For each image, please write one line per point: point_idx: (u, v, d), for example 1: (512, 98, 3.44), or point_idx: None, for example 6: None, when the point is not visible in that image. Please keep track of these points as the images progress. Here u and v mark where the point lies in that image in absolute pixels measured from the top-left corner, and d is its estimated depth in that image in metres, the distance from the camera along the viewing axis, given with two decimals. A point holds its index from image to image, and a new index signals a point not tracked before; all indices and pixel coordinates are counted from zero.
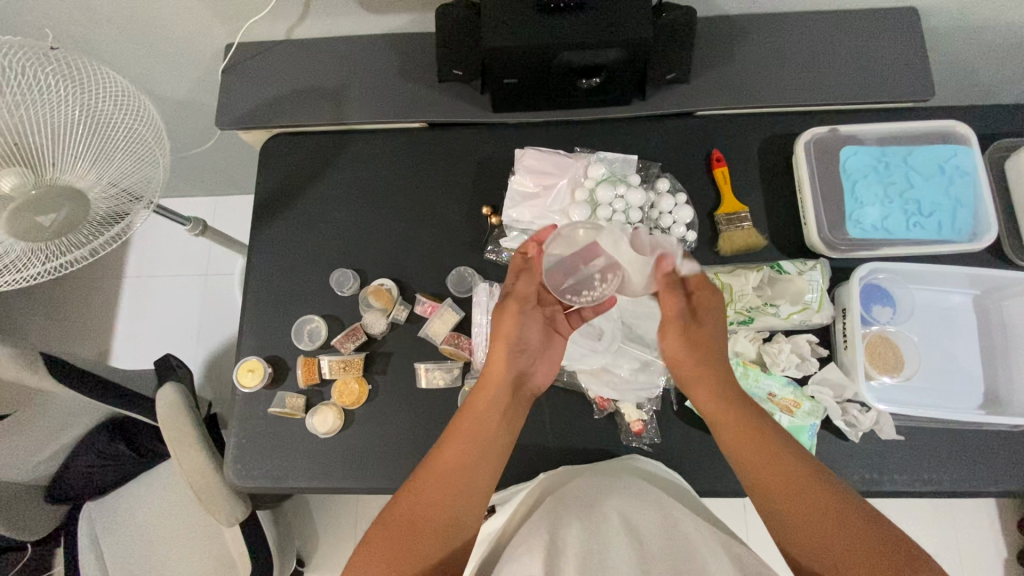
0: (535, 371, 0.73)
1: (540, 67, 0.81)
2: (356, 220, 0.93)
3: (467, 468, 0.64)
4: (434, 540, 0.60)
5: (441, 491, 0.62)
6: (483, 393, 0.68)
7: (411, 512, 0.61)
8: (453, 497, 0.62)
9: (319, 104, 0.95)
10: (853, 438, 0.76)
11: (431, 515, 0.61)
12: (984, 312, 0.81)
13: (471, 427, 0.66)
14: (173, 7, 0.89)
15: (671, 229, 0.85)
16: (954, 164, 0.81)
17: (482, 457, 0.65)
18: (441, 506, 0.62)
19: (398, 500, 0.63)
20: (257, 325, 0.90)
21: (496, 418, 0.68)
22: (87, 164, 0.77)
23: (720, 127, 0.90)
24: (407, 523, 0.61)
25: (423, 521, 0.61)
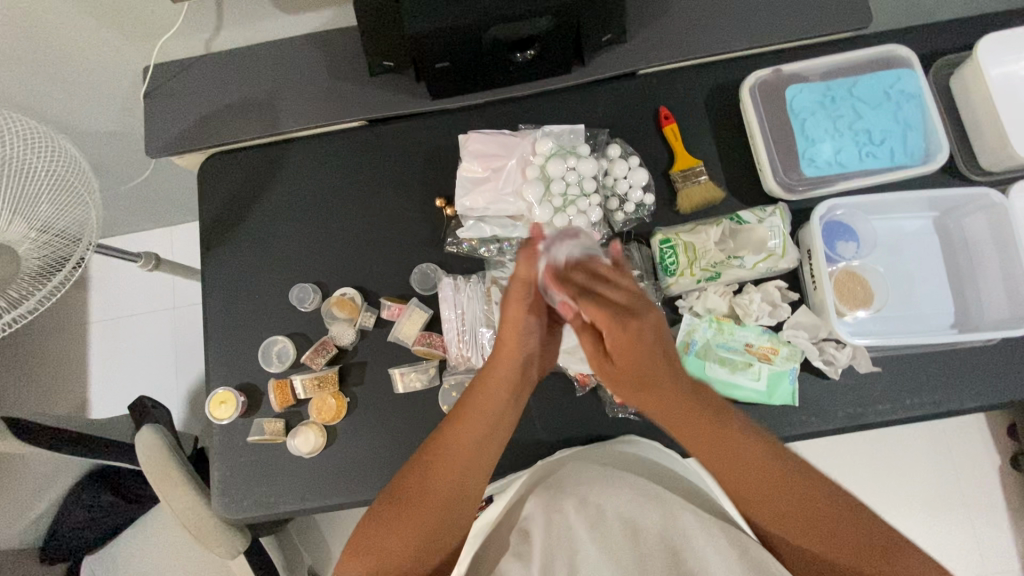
0: (544, 351, 0.73)
1: (470, 47, 0.78)
2: (310, 231, 0.90)
3: (476, 446, 0.66)
4: (437, 510, 0.64)
5: (447, 467, 0.65)
6: (495, 369, 0.68)
7: (415, 485, 0.64)
8: (457, 473, 0.65)
9: (253, 117, 0.92)
10: (833, 376, 0.76)
11: (437, 488, 0.64)
12: (946, 231, 0.81)
13: (485, 405, 0.67)
14: (78, 34, 0.84)
15: (628, 194, 0.83)
16: (899, 89, 0.80)
17: (491, 433, 0.67)
18: (446, 480, 0.65)
19: (407, 474, 0.66)
20: (223, 355, 0.87)
21: (508, 397, 0.68)
22: (14, 219, 0.73)
23: (663, 84, 0.89)
24: (413, 495, 0.64)
25: (427, 492, 0.64)
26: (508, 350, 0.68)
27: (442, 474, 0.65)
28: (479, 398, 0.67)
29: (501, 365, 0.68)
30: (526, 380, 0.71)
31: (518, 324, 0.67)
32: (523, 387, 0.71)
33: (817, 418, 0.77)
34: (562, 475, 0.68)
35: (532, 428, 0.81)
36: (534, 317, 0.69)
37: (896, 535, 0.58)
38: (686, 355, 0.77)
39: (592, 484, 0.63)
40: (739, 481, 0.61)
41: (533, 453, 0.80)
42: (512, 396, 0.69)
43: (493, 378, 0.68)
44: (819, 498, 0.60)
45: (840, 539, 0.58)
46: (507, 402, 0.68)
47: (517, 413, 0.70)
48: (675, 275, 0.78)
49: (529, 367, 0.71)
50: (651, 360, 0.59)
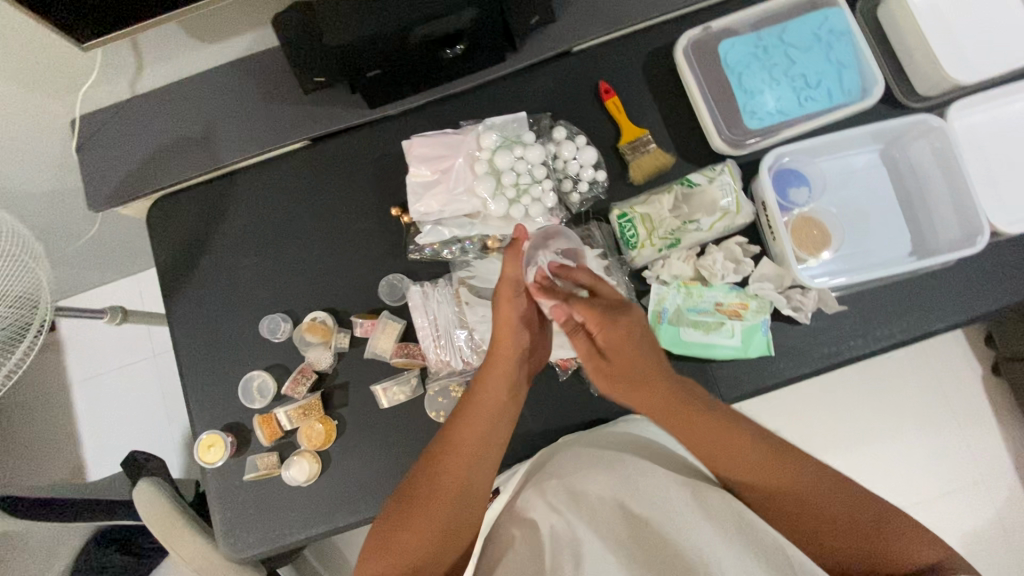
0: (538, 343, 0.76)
1: (398, 51, 0.77)
2: (270, 260, 0.89)
3: (483, 438, 0.68)
4: (449, 505, 0.65)
5: (455, 462, 0.67)
6: (493, 366, 0.71)
7: (425, 480, 0.66)
8: (466, 464, 0.67)
9: (193, 154, 0.89)
10: (803, 321, 0.78)
11: (449, 481, 0.66)
12: (893, 162, 0.83)
13: (486, 397, 0.70)
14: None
15: (580, 174, 0.83)
16: (827, 29, 0.81)
17: (494, 426, 0.70)
18: (455, 472, 0.66)
19: (416, 475, 0.67)
20: (204, 399, 0.86)
21: (510, 390, 0.71)
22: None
23: (599, 58, 0.88)
24: (420, 495, 0.65)
25: (439, 486, 0.65)
26: (505, 344, 0.71)
27: (451, 467, 0.66)
28: (482, 394, 0.70)
29: (500, 358, 0.71)
30: (521, 373, 0.74)
31: (511, 319, 0.71)
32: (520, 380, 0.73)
33: (795, 363, 0.79)
34: (558, 463, 0.70)
35: (522, 419, 0.82)
36: (522, 314, 0.73)
37: (897, 519, 0.59)
38: (659, 324, 0.78)
39: (581, 472, 0.66)
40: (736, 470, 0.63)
41: (528, 443, 0.81)
42: (510, 393, 0.71)
43: (494, 370, 0.71)
44: (816, 487, 0.61)
45: (838, 523, 0.59)
46: (506, 397, 0.71)
47: (518, 404, 0.73)
48: (637, 248, 0.78)
49: (523, 362, 0.74)
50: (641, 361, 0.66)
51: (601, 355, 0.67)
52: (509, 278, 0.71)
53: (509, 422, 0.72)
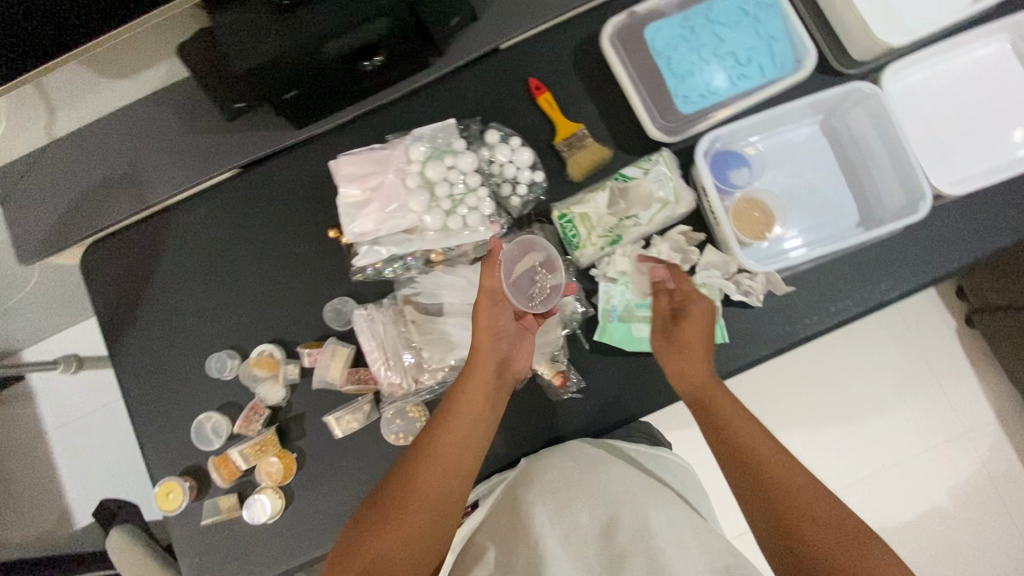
0: (519, 354, 0.74)
1: (312, 70, 0.74)
2: (211, 297, 0.86)
3: (461, 446, 0.65)
4: (425, 514, 0.61)
5: (434, 469, 0.63)
6: (471, 373, 0.69)
7: (399, 487, 0.63)
8: (444, 471, 0.64)
9: (119, 195, 0.86)
10: (755, 304, 0.76)
11: (424, 488, 0.62)
12: (832, 132, 0.81)
13: (466, 404, 0.67)
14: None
15: (517, 177, 0.81)
16: (753, 2, 0.78)
17: (473, 434, 0.67)
18: (431, 481, 0.63)
19: (388, 484, 0.64)
20: (158, 446, 0.83)
21: (490, 400, 0.69)
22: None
23: (526, 54, 0.86)
24: (397, 501, 0.61)
25: (412, 492, 0.62)
26: (483, 352, 0.70)
27: (426, 472, 0.63)
28: (461, 401, 0.68)
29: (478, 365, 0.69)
30: (502, 385, 0.71)
31: (488, 325, 0.71)
32: (501, 393, 0.71)
33: (751, 348, 0.78)
34: (548, 470, 0.69)
35: None
36: (501, 323, 0.72)
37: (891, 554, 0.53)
38: (609, 322, 0.77)
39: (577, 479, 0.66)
40: (737, 458, 0.62)
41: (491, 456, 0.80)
42: (491, 405, 0.69)
43: (474, 376, 0.69)
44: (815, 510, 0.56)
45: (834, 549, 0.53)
46: (487, 407, 0.68)
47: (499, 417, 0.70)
48: (579, 249, 0.77)
49: (503, 374, 0.72)
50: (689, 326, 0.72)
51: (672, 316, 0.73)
52: (489, 286, 0.72)
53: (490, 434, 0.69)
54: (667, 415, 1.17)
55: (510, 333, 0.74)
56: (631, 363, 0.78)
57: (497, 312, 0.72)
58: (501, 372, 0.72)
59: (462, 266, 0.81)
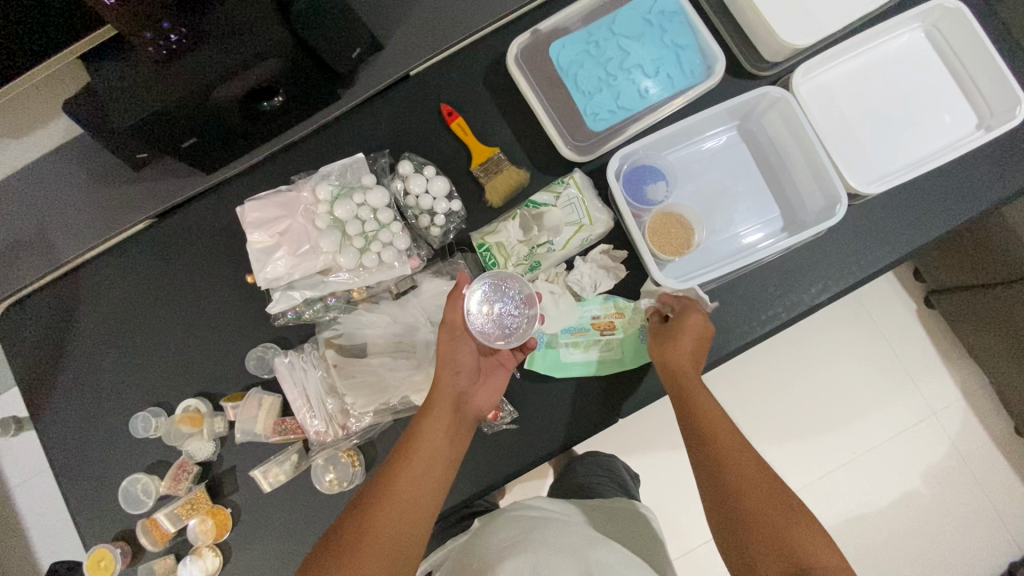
0: (482, 391, 0.68)
1: (206, 115, 0.71)
2: (133, 353, 0.84)
3: (418, 491, 0.60)
4: (375, 561, 0.55)
5: (390, 510, 0.58)
6: (429, 411, 0.64)
7: (351, 535, 0.57)
8: (399, 518, 0.58)
9: (30, 257, 0.84)
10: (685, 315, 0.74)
11: (378, 536, 0.57)
12: (750, 137, 0.80)
13: (425, 444, 0.62)
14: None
15: (433, 208, 0.78)
16: (657, 11, 0.77)
17: (431, 473, 0.61)
18: (384, 523, 0.57)
19: (343, 521, 0.59)
20: (87, 511, 0.81)
21: (450, 441, 0.63)
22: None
23: (437, 79, 0.84)
24: (349, 543, 0.56)
25: (366, 540, 0.56)
26: (442, 389, 0.65)
27: (381, 519, 0.58)
28: (419, 438, 0.62)
29: (439, 403, 0.64)
30: (462, 424, 0.65)
31: (447, 360, 0.66)
32: (462, 432, 0.65)
33: None
34: (494, 529, 0.65)
35: None
36: (461, 359, 0.67)
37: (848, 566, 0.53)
38: (537, 351, 0.75)
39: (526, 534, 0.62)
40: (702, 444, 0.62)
41: None
42: (451, 445, 0.63)
43: (434, 415, 0.63)
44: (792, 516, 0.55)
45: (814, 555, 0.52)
46: (446, 446, 0.63)
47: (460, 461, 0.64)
48: None
49: (464, 412, 0.66)
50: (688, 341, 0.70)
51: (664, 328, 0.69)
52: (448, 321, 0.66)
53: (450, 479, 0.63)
54: (627, 430, 1.14)
55: (473, 369, 0.68)
56: (562, 391, 0.76)
57: (456, 347, 0.67)
58: (462, 410, 0.66)
59: (385, 302, 0.79)
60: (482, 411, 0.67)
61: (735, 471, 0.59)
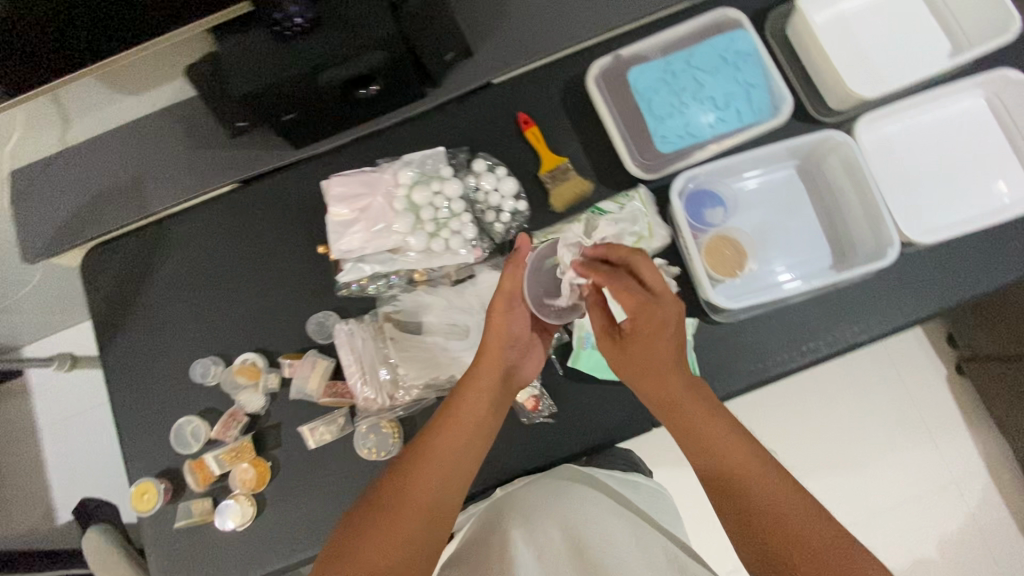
0: (525, 364, 0.75)
1: (310, 95, 0.79)
2: (202, 304, 0.90)
3: (458, 453, 0.65)
4: (415, 517, 0.59)
5: (429, 473, 0.63)
6: (478, 375, 0.69)
7: (392, 491, 0.61)
8: (439, 475, 0.63)
9: (121, 204, 0.91)
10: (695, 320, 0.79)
11: (418, 493, 0.61)
12: (808, 177, 0.84)
13: (468, 409, 0.68)
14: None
15: (500, 205, 0.84)
16: (733, 51, 0.82)
17: (473, 439, 0.67)
18: (425, 485, 0.62)
19: (382, 484, 0.62)
20: (138, 446, 0.86)
21: (492, 406, 0.69)
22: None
23: (516, 89, 0.90)
24: (390, 503, 0.60)
25: (408, 496, 0.61)
26: (491, 356, 0.70)
27: (422, 477, 0.62)
28: (463, 404, 0.68)
29: (486, 369, 0.70)
30: (507, 390, 0.72)
31: (502, 329, 0.71)
32: (505, 398, 0.72)
33: (721, 382, 0.79)
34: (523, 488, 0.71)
35: None
36: (515, 329, 0.73)
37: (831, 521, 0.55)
38: (582, 350, 0.80)
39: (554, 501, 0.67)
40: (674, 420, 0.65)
41: None
42: (492, 411, 0.70)
43: (480, 382, 0.69)
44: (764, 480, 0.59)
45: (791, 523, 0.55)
46: (488, 413, 0.69)
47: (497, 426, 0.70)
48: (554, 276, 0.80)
49: (510, 378, 0.73)
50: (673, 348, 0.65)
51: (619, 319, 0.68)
52: (508, 289, 0.72)
53: (486, 444, 0.68)
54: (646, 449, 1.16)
55: (523, 340, 0.74)
56: (602, 391, 0.80)
57: (513, 317, 0.72)
58: (506, 379, 0.72)
59: (444, 287, 0.84)
60: (525, 381, 0.75)
61: (743, 502, 0.58)
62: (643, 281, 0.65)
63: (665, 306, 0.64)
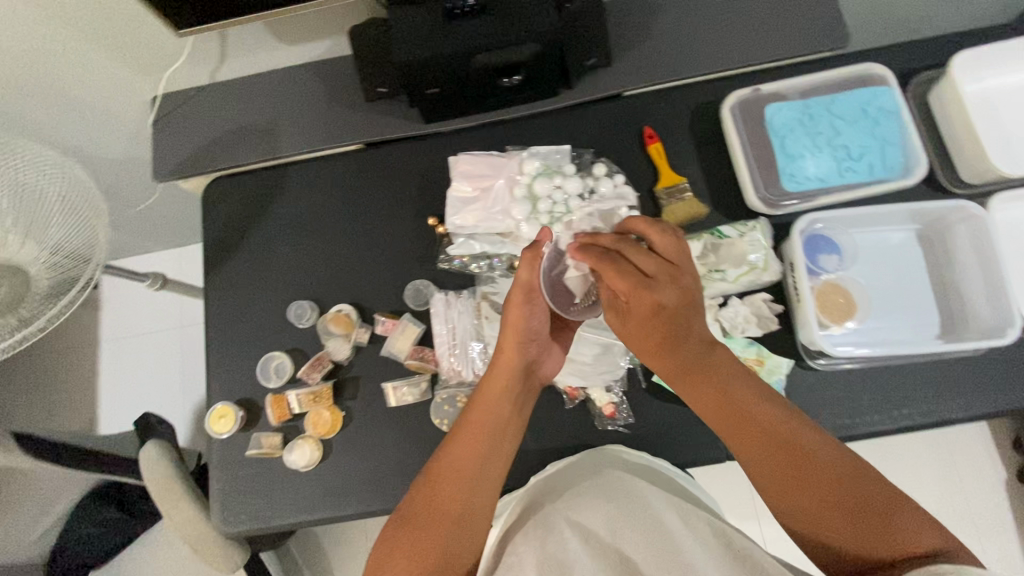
0: (545, 360, 0.76)
1: (458, 73, 0.81)
2: (306, 250, 0.93)
3: (482, 459, 0.66)
4: (452, 527, 0.61)
5: (457, 482, 0.64)
6: (497, 378, 0.70)
7: (423, 506, 0.63)
8: (468, 484, 0.64)
9: (251, 142, 0.95)
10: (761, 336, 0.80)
11: (448, 505, 0.63)
12: (928, 243, 0.83)
13: (485, 412, 0.69)
14: (79, 52, 0.86)
15: (613, 211, 0.85)
16: (876, 106, 0.83)
17: (499, 439, 0.68)
18: (456, 495, 0.63)
19: (415, 498, 0.64)
20: (225, 371, 0.89)
21: (510, 404, 0.70)
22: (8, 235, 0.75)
23: (646, 104, 0.91)
24: (425, 518, 0.62)
25: (438, 511, 0.62)
26: (509, 356, 0.71)
27: (450, 488, 0.63)
28: (482, 408, 0.69)
29: (501, 371, 0.71)
30: (528, 386, 0.74)
31: (519, 328, 0.71)
32: (525, 396, 0.73)
33: None
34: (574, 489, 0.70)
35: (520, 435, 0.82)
36: (535, 327, 0.72)
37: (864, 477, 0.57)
38: None
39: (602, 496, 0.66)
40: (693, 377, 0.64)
41: (525, 464, 0.82)
42: (515, 408, 0.71)
43: (495, 384, 0.70)
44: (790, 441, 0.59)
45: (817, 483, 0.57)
46: (511, 413, 0.70)
47: (519, 423, 0.71)
48: None
49: (530, 373, 0.74)
50: (674, 327, 0.64)
51: (643, 275, 0.64)
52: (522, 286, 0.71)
53: (512, 443, 0.70)
54: None
55: (545, 337, 0.75)
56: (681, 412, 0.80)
57: (531, 314, 0.72)
58: (525, 377, 0.73)
59: None
60: (546, 377, 0.76)
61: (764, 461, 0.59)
62: (637, 260, 0.65)
63: (662, 290, 0.63)
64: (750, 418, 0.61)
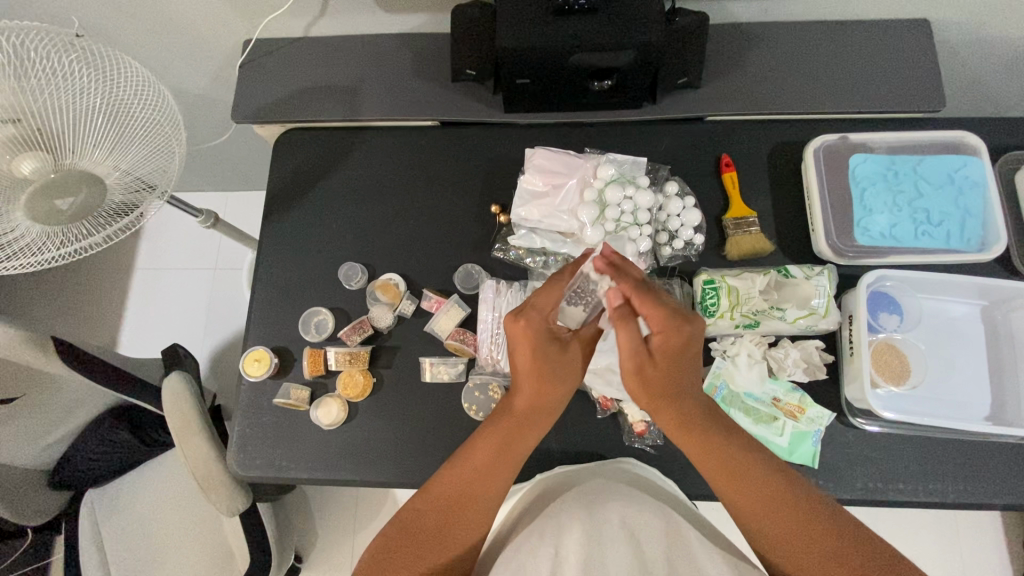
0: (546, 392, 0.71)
1: (552, 69, 0.80)
2: (365, 214, 0.94)
3: (484, 489, 0.63)
4: (448, 549, 0.62)
5: (458, 506, 0.63)
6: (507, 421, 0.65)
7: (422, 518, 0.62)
8: (462, 525, 0.62)
9: (329, 100, 0.94)
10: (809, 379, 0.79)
11: (444, 525, 0.62)
12: (992, 322, 0.81)
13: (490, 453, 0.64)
14: None
15: (679, 231, 0.86)
16: (963, 174, 0.81)
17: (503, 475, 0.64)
18: (458, 520, 0.62)
19: (416, 505, 0.63)
20: (267, 317, 0.90)
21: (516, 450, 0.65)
22: (96, 147, 0.77)
23: (729, 132, 0.90)
24: (422, 529, 0.62)
25: (433, 540, 0.62)
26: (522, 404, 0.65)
27: (453, 512, 0.62)
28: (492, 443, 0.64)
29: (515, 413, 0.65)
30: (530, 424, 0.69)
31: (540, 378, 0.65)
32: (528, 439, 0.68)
33: (835, 485, 0.76)
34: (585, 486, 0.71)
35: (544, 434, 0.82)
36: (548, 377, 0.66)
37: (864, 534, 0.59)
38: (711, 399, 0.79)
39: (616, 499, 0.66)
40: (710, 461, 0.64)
41: (544, 464, 0.81)
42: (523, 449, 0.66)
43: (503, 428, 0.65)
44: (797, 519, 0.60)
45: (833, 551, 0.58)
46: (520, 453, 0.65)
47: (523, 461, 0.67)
48: (715, 317, 0.80)
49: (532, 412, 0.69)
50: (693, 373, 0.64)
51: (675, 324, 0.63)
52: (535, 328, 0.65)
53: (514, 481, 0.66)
54: None
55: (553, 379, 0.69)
56: None
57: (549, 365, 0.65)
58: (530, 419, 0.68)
59: None
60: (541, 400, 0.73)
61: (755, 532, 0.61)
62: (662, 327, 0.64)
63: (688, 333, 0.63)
64: (753, 485, 0.62)
